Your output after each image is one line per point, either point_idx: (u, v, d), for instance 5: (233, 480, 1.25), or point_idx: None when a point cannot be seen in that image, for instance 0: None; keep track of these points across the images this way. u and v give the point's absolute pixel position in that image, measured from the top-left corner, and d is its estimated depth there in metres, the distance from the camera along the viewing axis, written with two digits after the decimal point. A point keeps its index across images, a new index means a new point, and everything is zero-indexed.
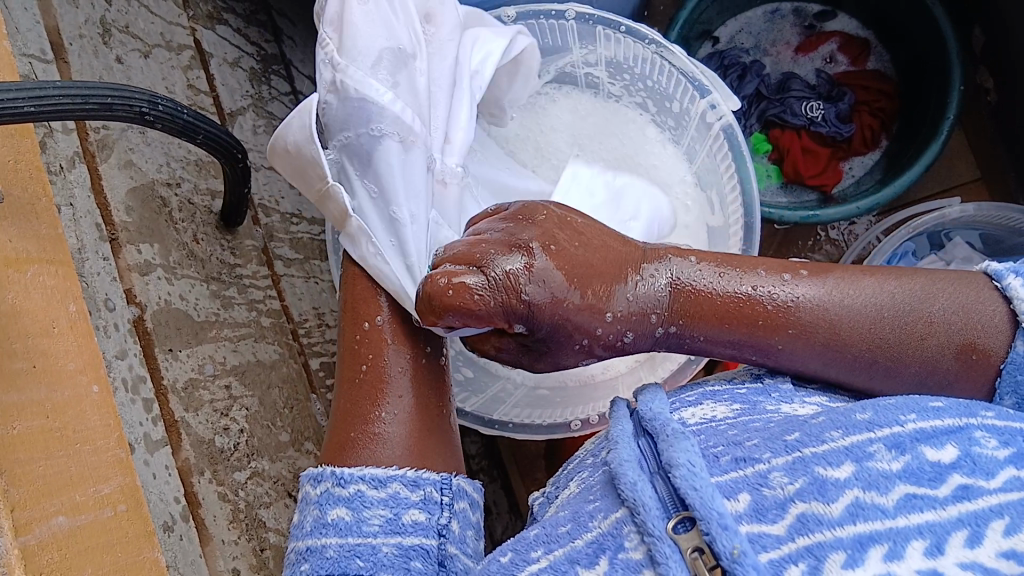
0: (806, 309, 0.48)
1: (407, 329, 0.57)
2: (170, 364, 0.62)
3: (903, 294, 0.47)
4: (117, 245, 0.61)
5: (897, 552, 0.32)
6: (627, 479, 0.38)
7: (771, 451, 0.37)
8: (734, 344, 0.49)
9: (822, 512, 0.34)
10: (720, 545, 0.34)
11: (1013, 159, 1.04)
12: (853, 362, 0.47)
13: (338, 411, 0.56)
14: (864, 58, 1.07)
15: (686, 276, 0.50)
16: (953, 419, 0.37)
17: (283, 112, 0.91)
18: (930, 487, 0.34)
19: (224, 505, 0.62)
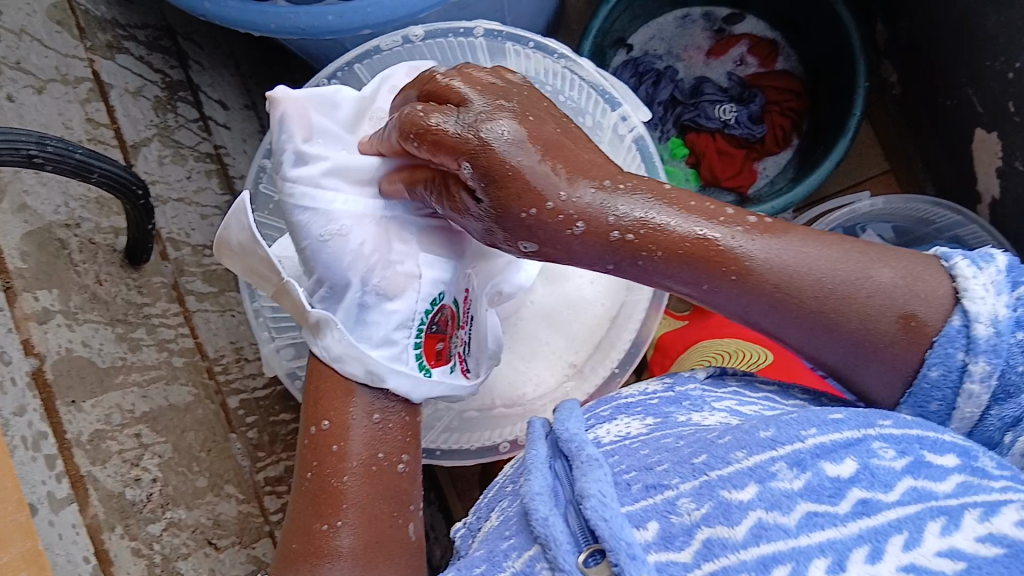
0: (762, 253, 0.47)
1: (360, 437, 0.54)
2: (73, 416, 0.59)
3: (852, 260, 0.47)
4: (12, 294, 0.59)
5: (801, 571, 0.32)
6: (539, 514, 0.37)
7: (680, 476, 0.37)
8: (684, 278, 0.48)
9: (725, 536, 0.34)
10: (629, 574, 0.33)
11: (920, 151, 1.08)
12: (796, 316, 0.47)
13: (291, 516, 0.55)
14: (771, 59, 1.10)
15: (646, 206, 0.48)
16: (851, 431, 0.38)
17: (191, 139, 0.88)
18: (831, 504, 0.34)
19: (137, 560, 0.59)
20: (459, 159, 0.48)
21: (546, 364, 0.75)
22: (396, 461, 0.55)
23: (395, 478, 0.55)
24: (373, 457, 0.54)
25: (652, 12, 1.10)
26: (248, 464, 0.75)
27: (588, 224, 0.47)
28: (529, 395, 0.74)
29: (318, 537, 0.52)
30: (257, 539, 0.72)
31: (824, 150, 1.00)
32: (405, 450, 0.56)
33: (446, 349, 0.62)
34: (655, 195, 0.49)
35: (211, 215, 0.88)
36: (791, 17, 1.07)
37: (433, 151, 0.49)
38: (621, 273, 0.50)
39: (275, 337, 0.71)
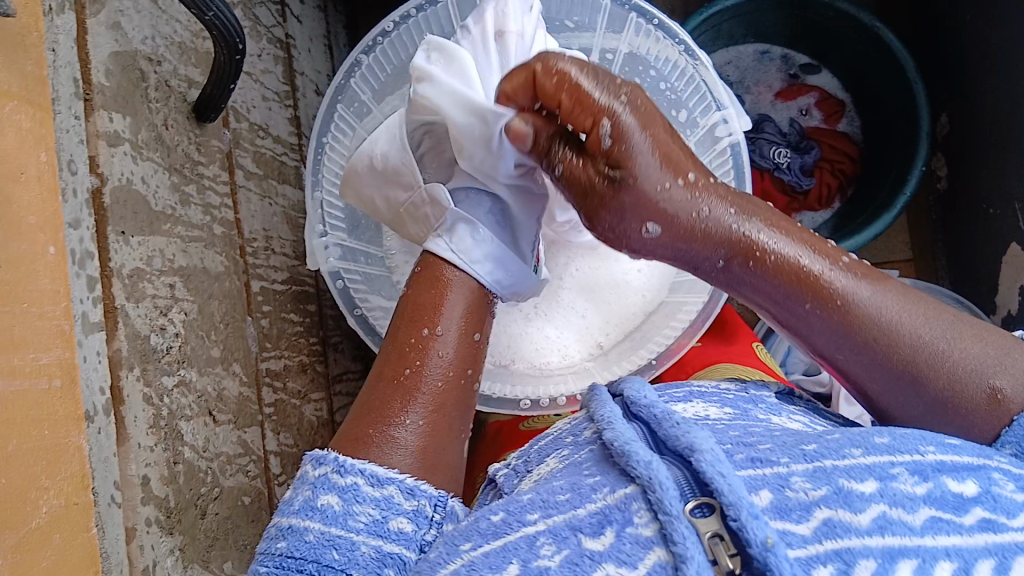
0: (859, 294, 0.50)
1: (456, 347, 0.58)
2: (120, 247, 0.57)
3: (944, 325, 0.50)
4: (90, 107, 0.56)
5: (925, 569, 0.32)
6: (640, 457, 0.36)
7: (789, 456, 0.36)
8: (778, 300, 0.51)
9: (849, 520, 0.33)
10: (750, 534, 0.32)
11: (946, 246, 1.09)
12: (880, 361, 0.50)
13: (364, 403, 0.55)
14: (836, 118, 1.10)
15: (756, 224, 0.51)
16: (971, 457, 0.38)
17: (268, 20, 0.86)
18: (955, 514, 0.34)
19: (146, 408, 0.58)
20: (596, 118, 0.48)
21: (576, 336, 0.80)
22: (473, 382, 0.59)
23: (469, 397, 0.58)
24: (464, 370, 0.58)
25: (736, 39, 1.08)
26: (256, 349, 0.74)
27: (700, 229, 0.50)
28: (553, 364, 0.79)
29: (395, 425, 0.53)
30: (249, 425, 0.71)
31: (862, 217, 1.01)
32: (479, 374, 0.60)
33: (518, 249, 0.65)
34: (763, 216, 0.52)
35: (271, 99, 0.85)
36: (864, 81, 1.05)
37: (571, 105, 0.49)
38: (717, 281, 0.53)
39: (327, 232, 0.71)
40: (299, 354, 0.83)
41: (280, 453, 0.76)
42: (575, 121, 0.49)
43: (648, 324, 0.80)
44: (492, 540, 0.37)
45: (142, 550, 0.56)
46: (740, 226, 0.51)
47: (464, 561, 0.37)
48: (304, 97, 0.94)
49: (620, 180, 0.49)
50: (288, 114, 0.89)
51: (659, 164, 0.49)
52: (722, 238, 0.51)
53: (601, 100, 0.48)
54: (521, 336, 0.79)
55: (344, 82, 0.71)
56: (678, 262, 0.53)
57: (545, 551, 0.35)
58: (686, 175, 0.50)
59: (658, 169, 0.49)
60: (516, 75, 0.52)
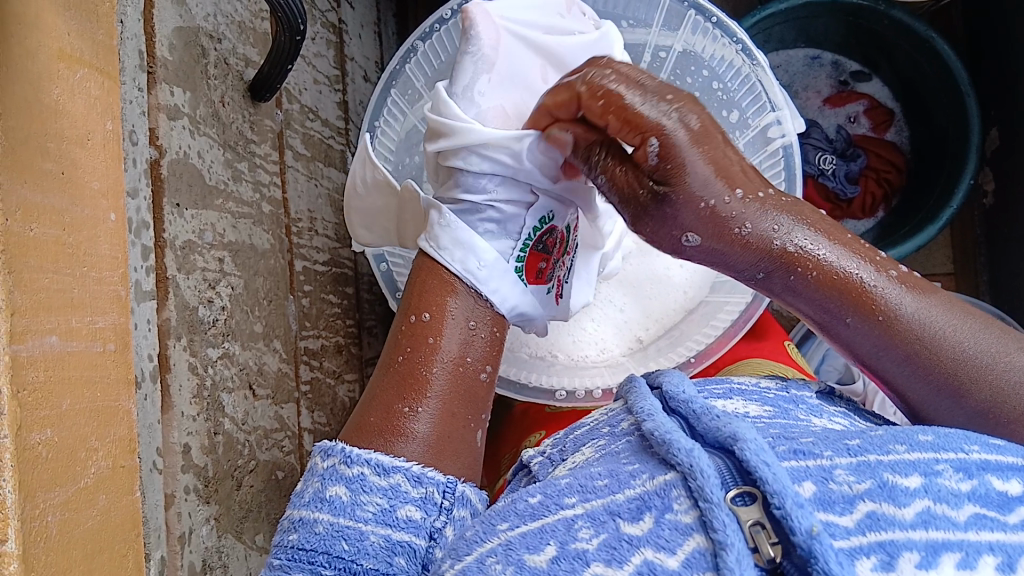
0: (905, 307, 0.49)
1: (452, 334, 0.57)
2: (174, 219, 0.58)
3: (992, 335, 0.49)
4: (152, 80, 0.57)
5: (969, 563, 0.31)
6: (682, 446, 0.36)
7: (832, 450, 0.36)
8: (821, 308, 0.51)
9: (893, 513, 0.32)
10: (794, 522, 0.32)
11: (990, 263, 1.08)
12: (923, 373, 0.49)
13: (369, 394, 0.57)
14: (884, 127, 1.09)
15: (805, 235, 0.51)
16: (1016, 457, 0.36)
17: (323, 4, 0.87)
18: (999, 512, 0.33)
19: (191, 378, 0.58)
20: (644, 135, 0.50)
21: (615, 332, 0.80)
22: (481, 371, 0.58)
23: (476, 387, 0.58)
24: (462, 358, 0.57)
25: (788, 43, 1.07)
26: (296, 327, 0.75)
27: (743, 236, 0.51)
28: (590, 357, 0.80)
29: (396, 416, 0.54)
30: (286, 401, 0.72)
31: (907, 230, 1.00)
32: (491, 365, 0.59)
33: (548, 271, 0.65)
34: (814, 225, 0.52)
35: (322, 83, 0.86)
36: (915, 92, 1.04)
37: (619, 126, 0.51)
38: (762, 286, 0.53)
39: None
40: (335, 335, 0.83)
41: (313, 431, 0.77)
42: (625, 137, 0.51)
43: (687, 322, 0.80)
44: (530, 521, 0.37)
45: (179, 516, 0.57)
46: (788, 238, 0.51)
47: (502, 540, 0.37)
48: (353, 82, 0.95)
49: (668, 198, 0.50)
50: (337, 98, 0.90)
51: (717, 175, 0.50)
52: (767, 246, 0.51)
53: (650, 119, 0.49)
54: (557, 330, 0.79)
55: (398, 69, 0.73)
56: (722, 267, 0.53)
57: (583, 534, 0.35)
58: (749, 195, 0.50)
59: (711, 181, 0.50)
60: (560, 92, 0.54)
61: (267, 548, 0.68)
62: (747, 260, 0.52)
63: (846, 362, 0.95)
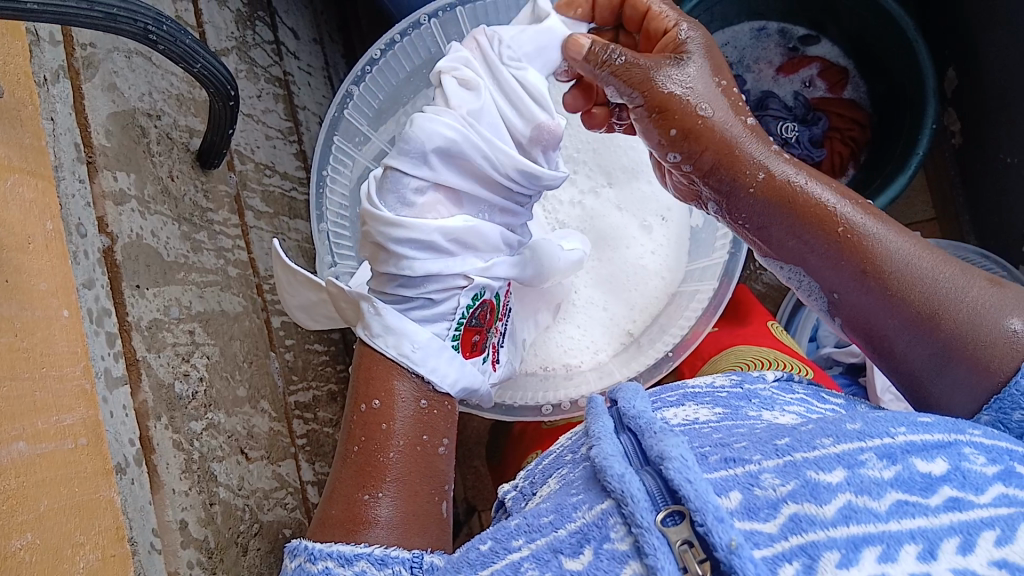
0: (880, 234, 0.51)
1: (402, 418, 0.57)
2: (136, 301, 0.59)
3: (959, 273, 0.51)
4: (93, 169, 0.57)
5: (891, 555, 0.33)
6: (614, 472, 0.38)
7: (761, 453, 0.38)
8: (804, 237, 0.53)
9: (814, 513, 0.35)
10: (716, 537, 0.34)
11: (968, 203, 1.05)
12: (894, 299, 0.50)
13: (333, 485, 0.57)
14: (840, 86, 1.08)
15: (797, 171, 0.54)
16: (941, 434, 0.39)
17: (265, 60, 0.87)
18: (922, 495, 0.35)
19: (177, 453, 0.59)
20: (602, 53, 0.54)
21: (604, 331, 0.80)
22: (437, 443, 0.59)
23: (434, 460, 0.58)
24: (418, 437, 0.57)
25: (733, 19, 1.08)
26: (282, 384, 0.75)
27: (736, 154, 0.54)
28: (583, 363, 0.79)
29: (359, 506, 0.54)
30: (283, 458, 0.72)
31: (879, 181, 0.99)
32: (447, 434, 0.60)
33: (484, 340, 0.65)
34: (796, 164, 0.55)
35: (275, 138, 0.87)
36: (868, 47, 1.04)
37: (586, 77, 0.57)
38: (748, 221, 0.55)
39: (336, 263, 0.73)
40: (327, 382, 0.84)
41: (317, 482, 0.77)
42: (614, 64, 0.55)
43: (668, 311, 0.79)
44: (482, 569, 0.41)
45: None
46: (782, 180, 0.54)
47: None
48: (307, 130, 0.95)
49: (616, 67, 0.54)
50: (293, 150, 0.90)
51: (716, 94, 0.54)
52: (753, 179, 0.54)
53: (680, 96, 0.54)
54: (545, 343, 0.79)
55: (338, 115, 0.73)
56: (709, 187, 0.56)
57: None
58: (740, 117, 0.55)
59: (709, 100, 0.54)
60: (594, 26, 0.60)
61: None
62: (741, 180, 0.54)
63: None
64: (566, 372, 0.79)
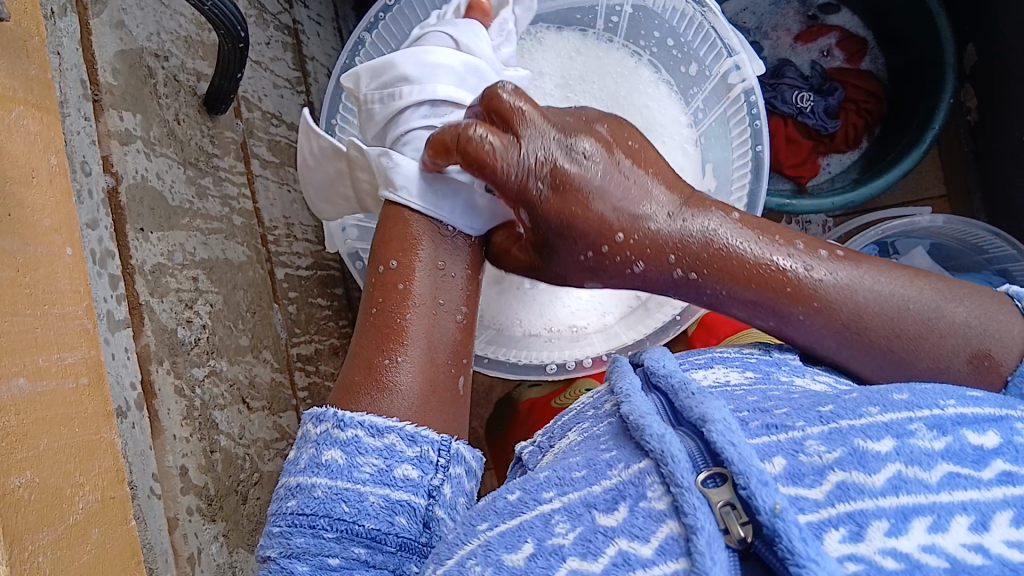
0: (837, 279, 0.52)
1: (423, 288, 0.58)
2: (140, 244, 0.58)
3: (915, 288, 0.51)
4: (99, 108, 0.56)
5: (942, 525, 0.31)
6: (652, 431, 0.37)
7: (804, 420, 0.37)
8: (747, 306, 0.54)
9: (862, 481, 0.33)
10: (760, 500, 0.32)
11: (980, 180, 1.04)
12: (862, 339, 0.51)
13: (352, 353, 0.57)
14: (858, 57, 1.06)
15: (715, 248, 0.53)
16: (992, 409, 0.37)
17: (273, 6, 0.85)
18: (973, 468, 0.33)
19: (179, 399, 0.59)
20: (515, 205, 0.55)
21: (613, 294, 0.79)
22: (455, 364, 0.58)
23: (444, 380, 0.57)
24: (436, 301, 0.58)
25: None
26: (285, 336, 0.74)
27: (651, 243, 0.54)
28: (590, 325, 0.78)
29: (380, 370, 0.55)
30: (284, 409, 0.72)
31: (894, 154, 0.97)
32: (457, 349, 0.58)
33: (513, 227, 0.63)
34: (744, 221, 0.54)
35: (282, 87, 0.85)
36: (889, 18, 1.02)
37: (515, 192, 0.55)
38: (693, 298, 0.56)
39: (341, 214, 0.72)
40: (329, 337, 0.83)
41: None
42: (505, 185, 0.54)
43: None
44: (509, 521, 0.38)
45: (186, 538, 0.57)
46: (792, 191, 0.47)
47: (481, 542, 0.38)
48: (314, 81, 0.93)
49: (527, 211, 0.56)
50: (300, 101, 0.89)
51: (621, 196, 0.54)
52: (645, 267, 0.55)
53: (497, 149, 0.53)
54: (553, 305, 0.77)
55: (348, 62, 0.71)
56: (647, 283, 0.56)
57: (559, 528, 0.36)
58: (674, 205, 0.54)
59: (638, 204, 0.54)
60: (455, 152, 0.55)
61: None
62: (652, 266, 0.55)
63: None
64: (572, 333, 0.78)
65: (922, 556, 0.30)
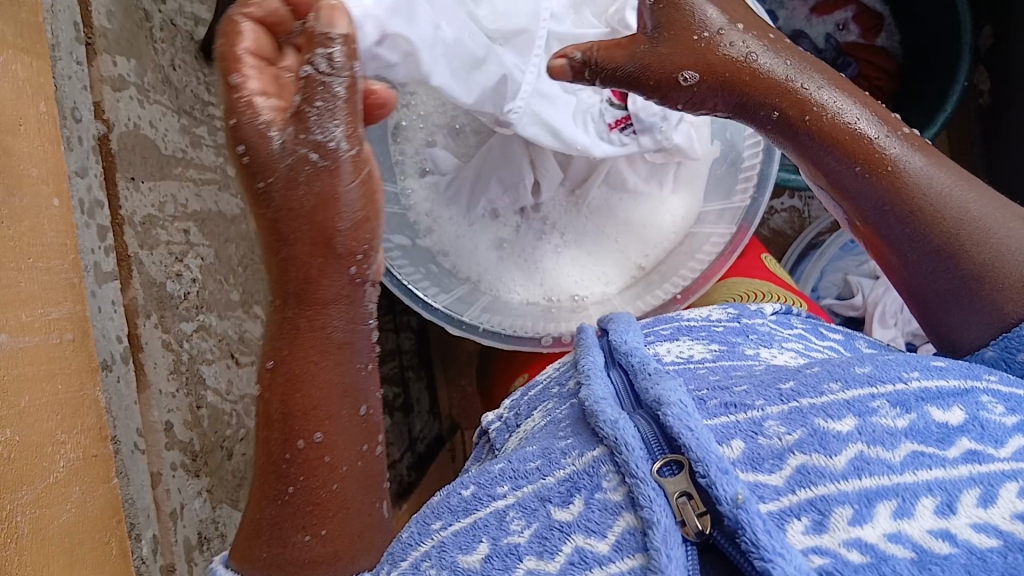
0: (906, 160, 0.46)
1: (312, 341, 0.43)
2: (130, 193, 0.56)
3: (990, 201, 0.45)
4: (92, 52, 0.54)
5: (907, 510, 0.30)
6: (607, 418, 0.36)
7: (764, 399, 0.36)
8: (822, 163, 0.48)
9: (823, 464, 0.32)
10: (720, 490, 0.31)
11: (987, 163, 1.03)
12: (919, 235, 0.45)
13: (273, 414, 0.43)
14: (874, 33, 1.01)
15: (836, 96, 0.47)
16: (957, 380, 0.37)
17: None
18: (938, 447, 0.32)
19: (166, 354, 0.58)
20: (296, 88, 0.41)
21: (614, 263, 0.77)
22: (362, 365, 0.45)
23: (371, 422, 0.45)
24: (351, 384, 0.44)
25: None
26: None
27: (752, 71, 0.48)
28: (590, 297, 0.77)
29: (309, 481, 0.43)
30: None
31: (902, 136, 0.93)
32: (332, 365, 0.43)
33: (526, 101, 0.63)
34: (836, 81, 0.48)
35: None
36: None
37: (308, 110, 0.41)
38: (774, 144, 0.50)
39: None
40: None
41: None
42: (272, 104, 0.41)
43: (679, 252, 0.76)
44: (462, 517, 0.38)
45: (168, 493, 0.57)
46: (323, 136, 0.41)
47: (435, 542, 0.38)
48: None
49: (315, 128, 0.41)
50: None
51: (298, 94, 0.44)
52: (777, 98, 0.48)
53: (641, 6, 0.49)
54: (553, 271, 0.77)
55: None
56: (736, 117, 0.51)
57: (515, 526, 0.35)
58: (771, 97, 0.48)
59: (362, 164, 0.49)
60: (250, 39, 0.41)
61: None
62: (766, 97, 0.48)
63: (844, 278, 0.94)
64: (572, 304, 0.77)
65: (887, 546, 0.29)
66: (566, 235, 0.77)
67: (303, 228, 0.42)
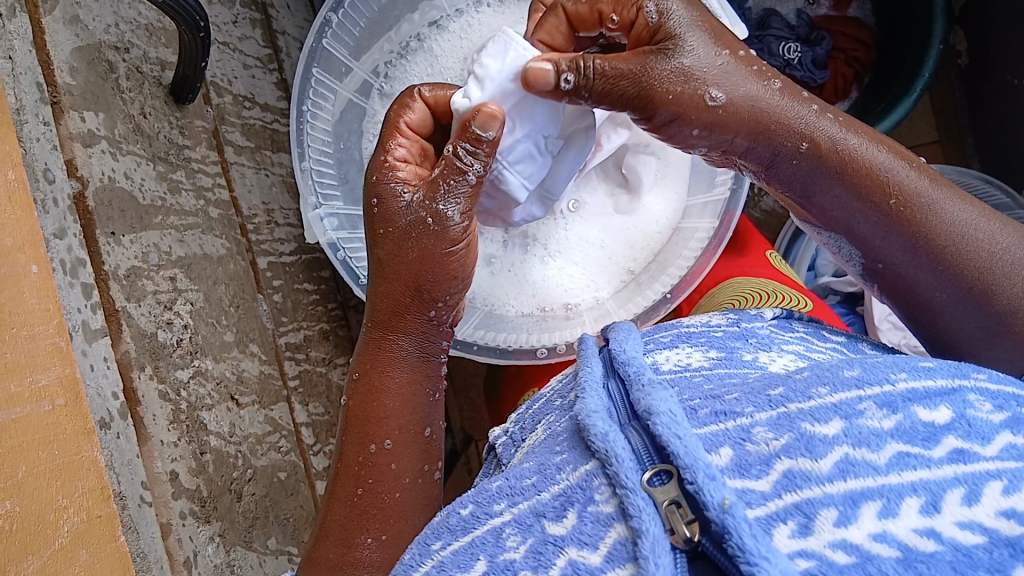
0: (935, 198, 0.49)
1: (386, 353, 0.54)
2: (112, 248, 0.56)
3: (1015, 234, 0.50)
4: (59, 110, 0.54)
5: (891, 510, 0.30)
6: (597, 430, 0.35)
7: (754, 406, 0.36)
8: (847, 204, 0.50)
9: (809, 468, 0.32)
10: (706, 496, 0.31)
11: (974, 123, 1.01)
12: (949, 274, 0.50)
13: (355, 404, 0.54)
14: (846, 2, 0.99)
15: (848, 136, 0.50)
16: (946, 380, 0.36)
17: None
18: (924, 447, 0.32)
19: (164, 404, 0.58)
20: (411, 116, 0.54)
21: (603, 270, 0.77)
22: (431, 396, 0.56)
23: (433, 442, 0.57)
24: (422, 385, 0.55)
25: None
26: (272, 326, 0.73)
27: (775, 119, 0.49)
28: (582, 305, 0.77)
29: (377, 463, 0.54)
30: (275, 401, 0.71)
31: (885, 105, 0.92)
32: (411, 385, 0.55)
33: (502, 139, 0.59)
34: (845, 122, 0.50)
35: (253, 67, 0.77)
36: None
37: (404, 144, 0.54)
38: (788, 183, 0.52)
39: (320, 204, 0.71)
40: (318, 322, 0.81)
41: (312, 423, 0.76)
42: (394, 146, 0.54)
43: (668, 249, 0.76)
44: (462, 536, 0.37)
45: (180, 542, 0.57)
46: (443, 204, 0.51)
47: (436, 561, 0.37)
48: None
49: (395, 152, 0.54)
50: (274, 80, 0.80)
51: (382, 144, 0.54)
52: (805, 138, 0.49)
53: None
54: (543, 282, 0.76)
55: (317, 45, 0.69)
56: (750, 157, 0.51)
57: (511, 542, 0.35)
58: (793, 137, 0.49)
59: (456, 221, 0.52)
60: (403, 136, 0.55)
61: (283, 549, 0.69)
62: (785, 139, 0.49)
63: None
64: (566, 312, 0.77)
65: (872, 546, 0.29)
66: (549, 245, 0.76)
67: (403, 269, 0.53)
